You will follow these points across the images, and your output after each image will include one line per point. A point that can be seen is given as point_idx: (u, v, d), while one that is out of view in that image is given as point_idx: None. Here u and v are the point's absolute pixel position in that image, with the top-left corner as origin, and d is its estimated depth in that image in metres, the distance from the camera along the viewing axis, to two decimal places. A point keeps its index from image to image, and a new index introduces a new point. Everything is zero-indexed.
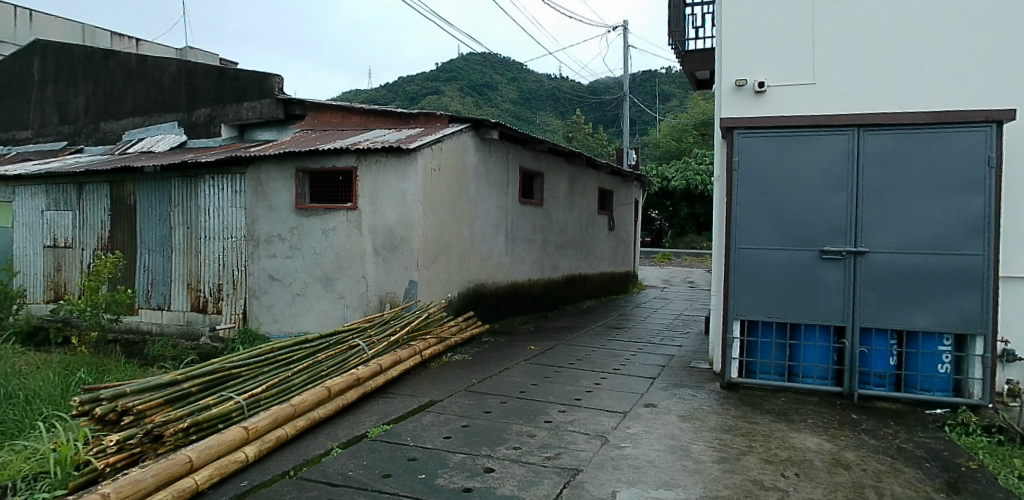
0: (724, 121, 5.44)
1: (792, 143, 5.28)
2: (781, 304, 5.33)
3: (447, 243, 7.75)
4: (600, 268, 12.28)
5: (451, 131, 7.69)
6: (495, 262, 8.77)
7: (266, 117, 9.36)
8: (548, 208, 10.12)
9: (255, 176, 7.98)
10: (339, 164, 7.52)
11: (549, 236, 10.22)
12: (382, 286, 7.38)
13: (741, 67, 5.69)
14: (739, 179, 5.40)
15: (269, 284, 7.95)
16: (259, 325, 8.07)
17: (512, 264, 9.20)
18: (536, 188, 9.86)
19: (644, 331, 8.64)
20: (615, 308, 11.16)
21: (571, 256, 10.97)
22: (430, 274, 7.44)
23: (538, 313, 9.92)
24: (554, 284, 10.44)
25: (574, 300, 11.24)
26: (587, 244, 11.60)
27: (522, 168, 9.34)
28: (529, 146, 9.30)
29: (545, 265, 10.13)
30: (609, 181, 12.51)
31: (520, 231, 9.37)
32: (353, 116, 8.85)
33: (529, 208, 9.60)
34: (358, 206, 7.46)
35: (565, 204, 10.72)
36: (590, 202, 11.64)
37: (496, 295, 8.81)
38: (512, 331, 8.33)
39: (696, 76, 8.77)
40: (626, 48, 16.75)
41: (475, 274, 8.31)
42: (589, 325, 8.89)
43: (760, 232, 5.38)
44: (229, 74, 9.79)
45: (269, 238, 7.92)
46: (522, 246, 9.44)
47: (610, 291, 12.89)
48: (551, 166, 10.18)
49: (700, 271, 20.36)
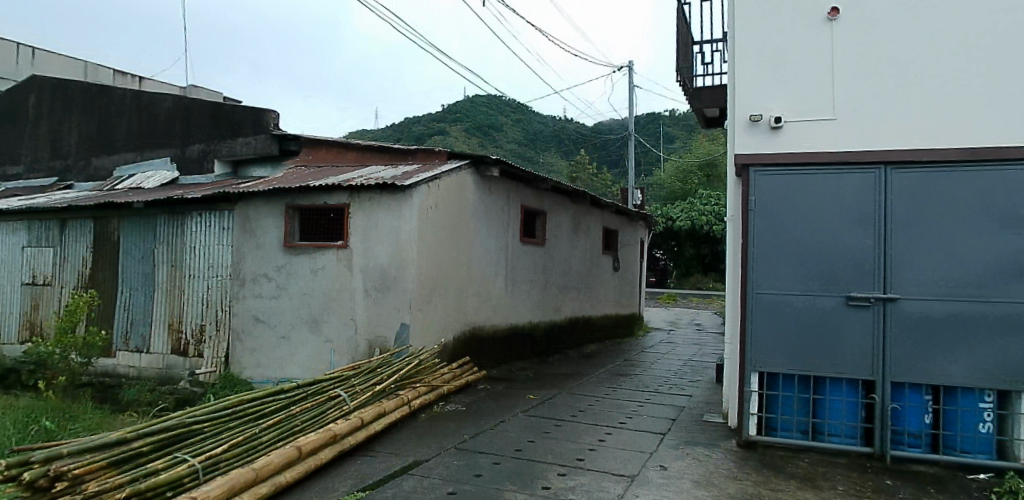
0: (740, 157, 5.07)
1: (813, 181, 4.95)
2: (804, 354, 4.86)
3: (443, 284, 7.34)
4: (605, 310, 11.80)
5: (449, 167, 7.36)
6: (493, 304, 8.32)
7: (260, 153, 9.05)
8: (551, 248, 9.72)
9: (242, 213, 7.61)
10: (330, 200, 7.14)
11: (551, 277, 9.78)
12: (372, 329, 6.93)
13: (757, 101, 5.34)
14: (756, 219, 5.02)
15: (253, 327, 7.51)
16: (241, 370, 7.61)
17: (512, 305, 8.74)
18: (538, 228, 9.48)
19: (651, 378, 8.12)
20: (620, 353, 10.64)
21: (574, 298, 10.52)
22: (424, 317, 7.00)
23: (539, 357, 9.41)
24: (556, 327, 9.96)
25: (577, 344, 10.74)
26: (590, 285, 11.15)
27: (524, 207, 8.98)
28: (531, 183, 8.95)
29: (547, 306, 9.66)
30: (614, 221, 12.14)
31: (521, 272, 8.95)
32: (349, 152, 8.51)
33: (531, 248, 9.20)
34: (349, 245, 7.06)
35: (569, 244, 10.32)
36: (594, 242, 11.24)
37: (494, 338, 8.33)
38: (510, 377, 7.82)
39: (705, 113, 8.47)
40: (631, 88, 16.62)
41: (472, 316, 7.86)
42: (593, 372, 8.37)
43: (780, 275, 4.95)
44: (224, 110, 9.46)
45: (255, 278, 7.51)
46: (523, 287, 9.00)
47: (615, 334, 12.37)
48: (555, 204, 9.83)
49: (708, 313, 19.85)
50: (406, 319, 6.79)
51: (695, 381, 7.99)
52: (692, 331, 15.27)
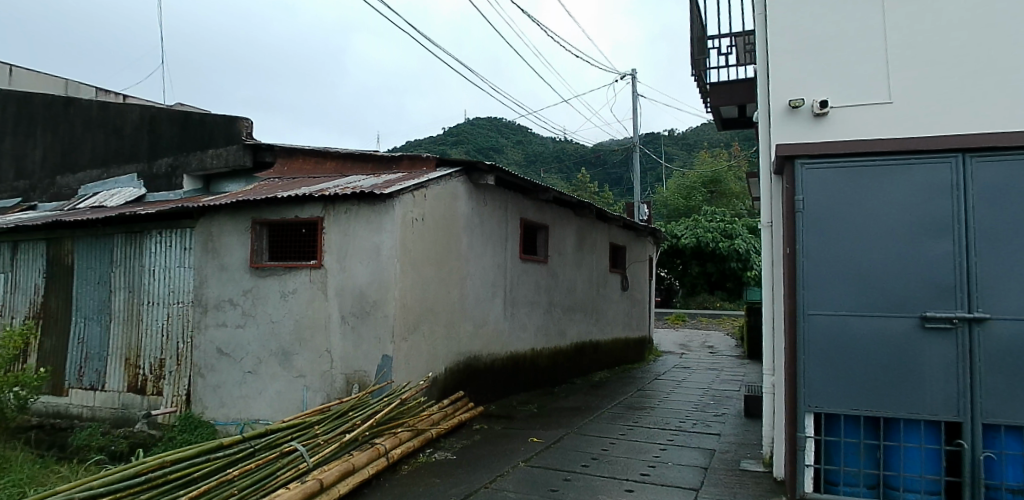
0: (781, 148, 4.22)
1: (876, 175, 4.02)
2: (869, 390, 3.93)
3: (432, 308, 6.43)
4: (613, 333, 10.88)
5: (438, 174, 6.51)
6: (490, 330, 7.40)
7: (232, 165, 8.26)
8: (554, 266, 8.84)
9: (205, 230, 6.80)
10: (303, 214, 6.32)
11: (555, 299, 8.87)
12: (349, 363, 6.02)
13: (796, 86, 4.57)
14: (804, 224, 4.13)
15: (217, 360, 6.62)
16: (204, 410, 6.69)
17: (512, 331, 7.81)
18: (541, 244, 8.61)
19: (669, 412, 7.17)
20: (632, 381, 9.70)
21: (580, 321, 9.61)
22: (410, 347, 6.08)
23: (543, 388, 8.46)
24: (561, 354, 9.02)
25: (584, 373, 9.77)
26: (598, 307, 10.23)
27: (524, 220, 8.11)
28: (532, 194, 8.11)
29: (551, 332, 8.74)
30: (622, 237, 11.27)
31: (521, 293, 8.04)
32: (328, 161, 7.70)
33: (532, 266, 8.32)
34: (324, 264, 6.20)
35: (574, 262, 9.44)
36: (601, 260, 10.35)
37: (492, 369, 7.40)
38: (510, 414, 6.88)
39: (722, 113, 7.67)
40: (635, 98, 15.90)
41: (466, 345, 6.94)
42: (603, 405, 7.42)
43: (836, 292, 4.05)
44: (194, 119, 8.74)
45: (219, 304, 6.65)
46: (524, 309, 8.11)
47: (625, 360, 11.41)
48: (557, 217, 8.98)
49: (719, 334, 18.93)
50: (388, 350, 5.87)
51: (720, 415, 7.04)
52: (706, 355, 14.31)
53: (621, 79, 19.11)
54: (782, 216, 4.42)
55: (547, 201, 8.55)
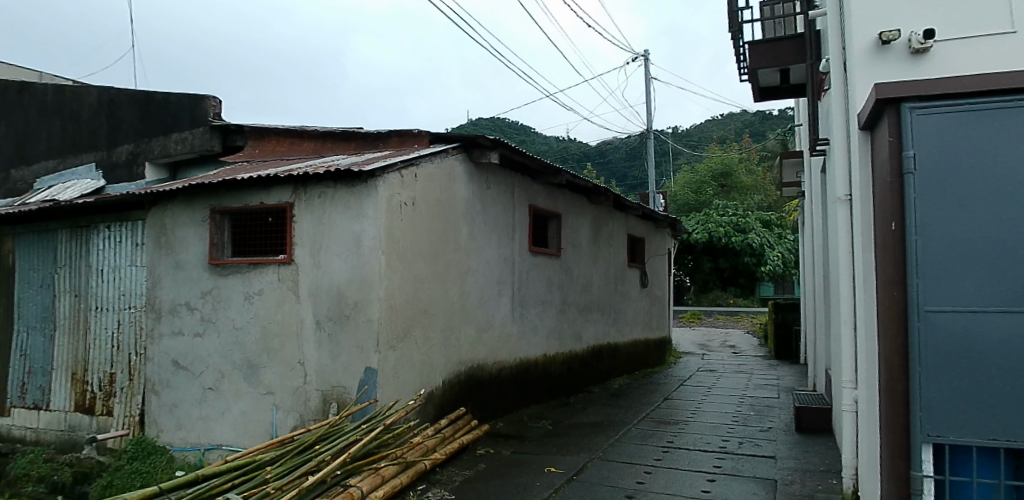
0: (878, 88, 3.08)
1: (1021, 114, 2.80)
2: (1018, 416, 2.75)
3: (424, 309, 5.38)
4: (632, 334, 9.83)
5: (431, 151, 5.47)
6: (496, 335, 6.35)
7: (199, 150, 7.27)
8: (567, 259, 7.79)
9: (157, 223, 5.81)
10: (269, 200, 5.33)
11: (569, 297, 7.82)
12: (325, 377, 5.03)
13: (885, 17, 3.49)
14: (915, 189, 2.95)
15: (173, 375, 5.62)
16: (159, 433, 5.68)
17: (520, 336, 6.78)
18: (552, 234, 7.56)
19: (707, 428, 6.12)
20: (656, 388, 8.64)
21: (597, 322, 8.55)
22: (395, 358, 5.01)
23: (557, 400, 7.42)
24: (576, 360, 7.96)
25: (602, 380, 8.71)
26: (615, 306, 9.18)
27: (533, 207, 7.07)
28: (541, 177, 7.06)
29: (565, 335, 7.70)
30: (640, 227, 10.22)
31: (531, 291, 7.00)
32: (305, 142, 6.70)
33: (544, 259, 7.28)
34: (294, 258, 5.22)
35: (589, 255, 8.39)
36: (618, 253, 9.29)
37: (498, 380, 6.36)
38: (520, 433, 5.83)
39: (760, 80, 6.56)
40: (648, 80, 14.80)
41: (467, 353, 5.90)
42: (629, 420, 6.37)
43: (965, 281, 2.86)
44: (157, 101, 7.75)
45: (174, 309, 5.66)
46: (534, 309, 7.06)
47: (645, 364, 10.34)
48: (570, 205, 7.92)
49: (740, 332, 17.82)
50: (371, 362, 4.85)
51: (767, 430, 5.96)
52: (729, 355, 13.21)
53: (633, 61, 17.98)
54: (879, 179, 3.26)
55: (559, 185, 7.50)
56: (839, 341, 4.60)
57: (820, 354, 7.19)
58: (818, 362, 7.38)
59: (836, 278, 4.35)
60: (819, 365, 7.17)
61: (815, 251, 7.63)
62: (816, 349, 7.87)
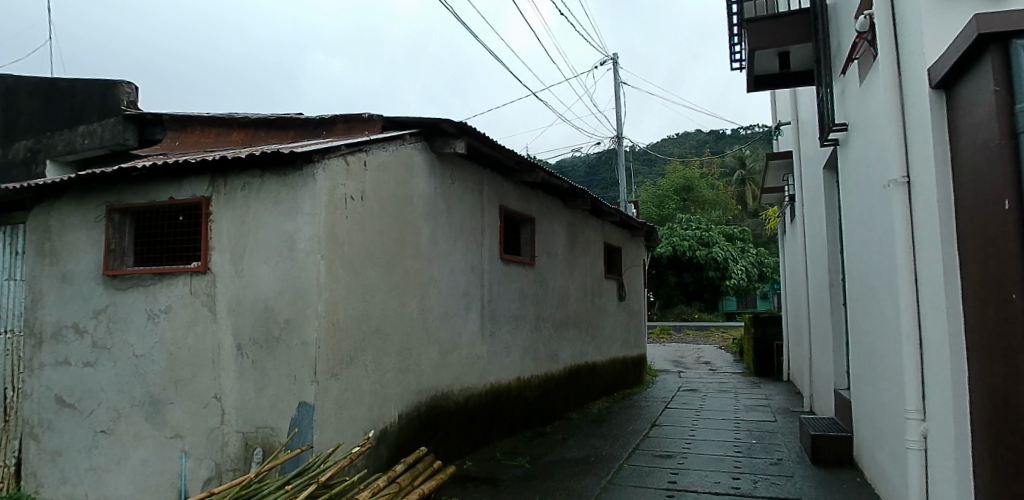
0: (978, 23, 2.33)
1: None
2: None
3: (377, 328, 4.40)
4: (611, 353, 9.00)
5: (383, 136, 4.53)
6: (462, 357, 5.40)
7: (105, 142, 6.10)
8: (542, 269, 6.92)
9: (40, 227, 4.69)
10: (179, 195, 4.30)
11: (544, 313, 6.93)
12: (251, 416, 4.00)
13: None
14: None
15: (57, 415, 4.48)
16: (38, 489, 4.51)
17: (491, 357, 5.84)
18: (525, 240, 6.68)
19: (709, 461, 5.29)
20: (640, 412, 7.79)
21: (574, 339, 7.69)
22: (339, 388, 4.01)
23: (532, 430, 6.48)
24: (552, 383, 7.05)
25: (580, 405, 7.81)
26: (592, 321, 8.33)
27: (504, 208, 6.18)
28: (513, 175, 6.19)
29: (540, 355, 6.79)
30: (616, 236, 9.44)
31: (503, 306, 6.09)
32: (234, 132, 5.68)
33: (516, 269, 6.38)
34: (209, 266, 4.19)
35: (565, 266, 7.53)
36: (594, 264, 8.47)
37: (465, 411, 5.39)
38: (493, 475, 4.88)
39: (756, 65, 5.87)
40: (617, 85, 14.17)
41: (429, 380, 4.93)
42: (619, 454, 5.49)
43: None
44: (59, 87, 6.58)
45: (61, 332, 4.54)
46: (507, 327, 6.14)
47: (623, 385, 9.49)
48: (545, 208, 7.07)
49: (711, 348, 17.17)
50: (307, 395, 3.85)
51: (778, 463, 5.16)
52: (706, 372, 12.50)
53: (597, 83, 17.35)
54: (975, 148, 2.50)
55: (531, 184, 6.64)
56: (878, 360, 3.83)
57: (823, 373, 6.47)
58: (820, 381, 6.66)
59: (881, 283, 3.59)
60: (823, 384, 6.44)
61: (813, 259, 6.94)
62: (814, 367, 7.14)
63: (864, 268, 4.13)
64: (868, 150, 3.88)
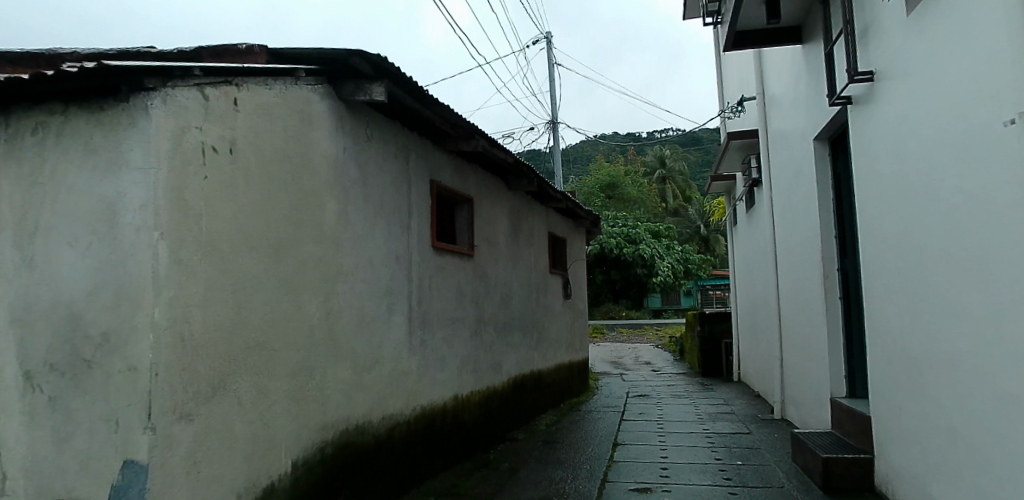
0: None
1: None
2: None
3: (258, 343, 3.03)
4: (557, 358, 7.92)
5: (267, 69, 3.17)
6: (385, 375, 4.10)
7: None
8: (482, 260, 5.71)
9: None
10: None
11: (485, 315, 5.72)
12: (46, 486, 2.55)
13: None
14: None
15: None
16: None
17: (422, 372, 4.57)
18: (462, 225, 5.45)
19: (696, 494, 4.26)
20: (594, 427, 6.73)
21: (518, 345, 6.52)
22: (195, 436, 2.63)
23: (473, 459, 5.25)
24: (495, 399, 5.85)
25: (526, 422, 6.66)
26: (537, 323, 7.20)
27: (436, 183, 4.91)
28: (447, 141, 4.95)
29: (481, 366, 5.57)
30: (560, 226, 8.35)
31: (437, 307, 4.82)
32: None
33: (453, 260, 5.13)
34: None
35: (507, 257, 6.35)
36: (539, 257, 7.33)
37: (389, 445, 4.10)
38: None
39: (740, 15, 4.93)
40: (551, 66, 13.11)
41: (338, 409, 3.60)
42: (587, 490, 4.37)
43: None
44: None
45: None
46: (441, 333, 4.88)
47: (569, 393, 8.43)
48: (485, 187, 5.86)
49: (647, 347, 16.51)
50: (136, 450, 2.45)
51: (779, 493, 4.19)
52: (649, 374, 11.69)
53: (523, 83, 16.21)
54: None
55: (468, 156, 5.42)
56: (950, 371, 2.90)
57: (807, 377, 5.63)
58: (800, 387, 5.82)
59: (970, 266, 2.64)
60: (807, 391, 5.60)
61: (790, 249, 6.11)
62: (789, 370, 6.32)
63: (916, 250, 3.20)
64: (931, 92, 2.94)
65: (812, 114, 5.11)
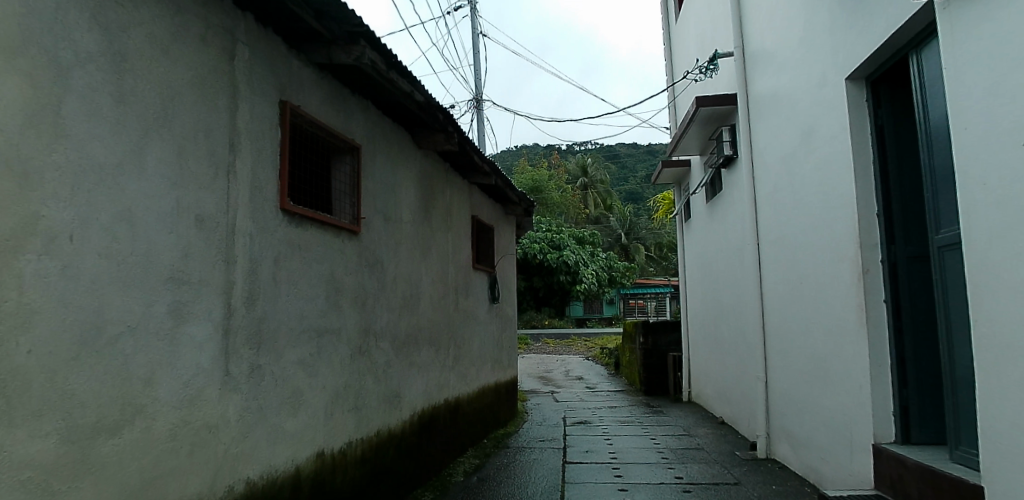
0: None
1: None
2: None
3: None
4: (480, 378, 6.15)
5: None
6: (166, 436, 2.17)
7: None
8: (376, 241, 3.87)
9: None
10: None
11: (378, 323, 3.87)
12: None
13: None
14: None
15: None
16: None
17: (251, 422, 2.65)
18: (342, 186, 3.59)
19: None
20: (529, 473, 5.00)
21: (428, 365, 4.70)
22: None
23: None
24: (390, 448, 3.98)
25: (437, 472, 4.79)
26: (455, 335, 5.41)
27: (294, 110, 3.03)
28: (314, 40, 3.09)
29: (368, 402, 3.70)
30: (485, 211, 6.60)
31: (289, 311, 2.93)
32: None
33: (322, 235, 3.26)
34: None
35: (415, 243, 4.54)
36: (458, 247, 5.55)
37: None
38: None
39: None
40: (473, 35, 11.35)
41: None
42: None
43: None
44: None
45: None
46: (297, 352, 2.99)
47: (495, 422, 6.65)
48: (381, 136, 4.01)
49: (576, 359, 15.05)
50: None
51: None
52: (583, 392, 10.15)
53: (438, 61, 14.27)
54: None
55: (353, 82, 3.56)
56: None
57: (821, 410, 4.15)
58: (808, 423, 4.36)
59: None
60: (822, 430, 4.13)
61: (793, 239, 4.63)
62: (784, 397, 4.84)
63: None
64: None
65: (845, 45, 3.77)
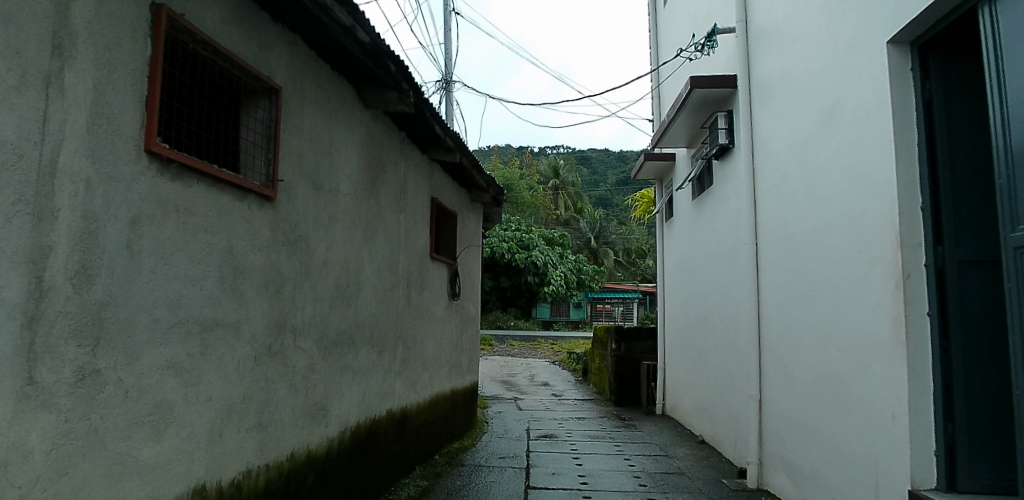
0: None
1: None
2: None
3: None
4: (434, 385, 5.36)
5: None
6: None
7: None
8: (300, 213, 3.06)
9: None
10: None
11: (298, 317, 3.05)
12: None
13: None
14: None
15: None
16: None
17: (81, 454, 1.81)
18: (253, 137, 2.76)
19: None
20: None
21: (367, 371, 3.89)
22: None
23: None
24: (309, 475, 3.16)
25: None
26: (404, 335, 4.60)
27: (175, 20, 2.18)
28: None
29: (278, 417, 2.88)
30: (447, 195, 5.80)
31: (156, 295, 2.11)
32: None
33: (219, 196, 2.44)
34: None
35: (356, 220, 3.73)
36: (412, 232, 4.74)
37: None
38: None
39: None
40: (445, 12, 10.54)
41: None
42: None
43: None
44: None
45: None
46: (168, 352, 2.17)
47: (449, 435, 5.87)
48: (312, 82, 3.18)
49: (542, 364, 14.32)
50: None
51: None
52: (549, 400, 9.43)
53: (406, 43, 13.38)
54: None
55: (273, 3, 2.73)
56: None
57: (836, 440, 3.47)
58: (817, 454, 3.69)
59: None
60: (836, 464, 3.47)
61: (805, 236, 3.97)
62: (784, 420, 4.18)
63: None
64: None
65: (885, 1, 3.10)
